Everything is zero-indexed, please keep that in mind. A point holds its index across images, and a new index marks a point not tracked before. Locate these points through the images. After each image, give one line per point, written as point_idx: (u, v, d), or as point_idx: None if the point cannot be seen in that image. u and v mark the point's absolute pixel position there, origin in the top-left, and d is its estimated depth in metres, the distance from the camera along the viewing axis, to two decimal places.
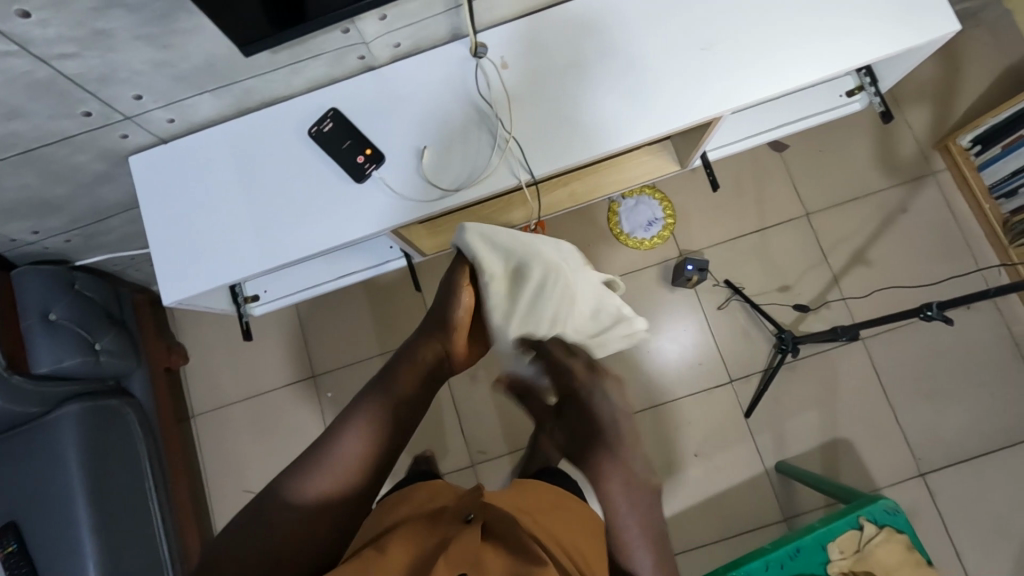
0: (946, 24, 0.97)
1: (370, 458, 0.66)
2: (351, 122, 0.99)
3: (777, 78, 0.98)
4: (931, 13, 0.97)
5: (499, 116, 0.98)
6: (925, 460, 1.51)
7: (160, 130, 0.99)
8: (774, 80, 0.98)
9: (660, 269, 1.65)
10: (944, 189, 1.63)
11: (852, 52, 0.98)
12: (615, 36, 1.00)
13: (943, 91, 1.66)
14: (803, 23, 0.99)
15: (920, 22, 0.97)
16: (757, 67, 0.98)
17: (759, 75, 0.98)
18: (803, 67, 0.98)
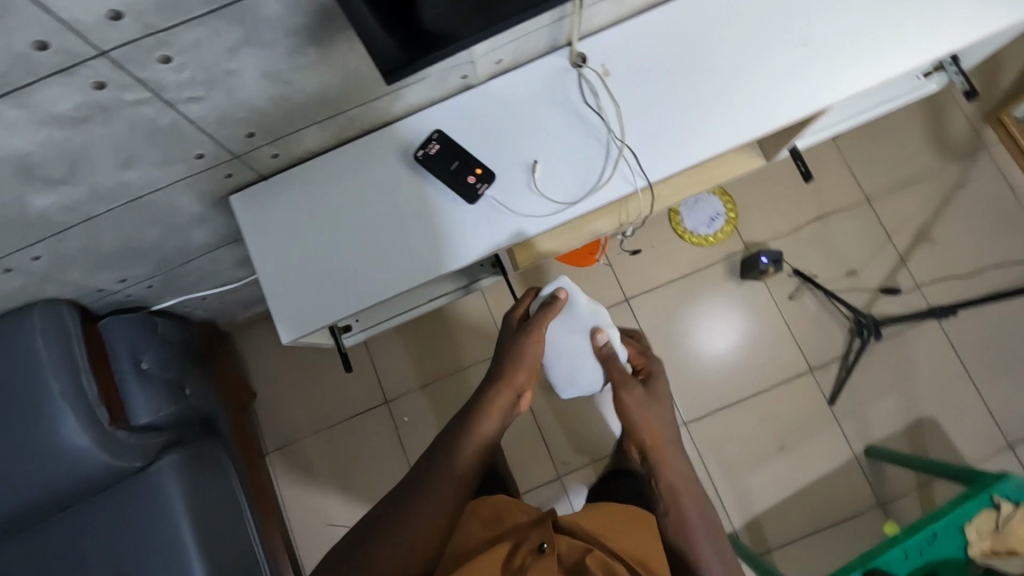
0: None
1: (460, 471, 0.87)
2: (458, 143, 0.98)
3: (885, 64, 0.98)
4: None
5: (608, 125, 0.97)
6: (1012, 433, 1.52)
7: (262, 166, 0.97)
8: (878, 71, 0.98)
9: (727, 263, 1.64)
10: (1000, 163, 1.65)
11: (955, 33, 0.98)
12: (712, 37, 1.00)
13: (988, 65, 1.68)
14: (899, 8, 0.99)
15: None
16: (865, 56, 0.98)
17: (866, 64, 0.98)
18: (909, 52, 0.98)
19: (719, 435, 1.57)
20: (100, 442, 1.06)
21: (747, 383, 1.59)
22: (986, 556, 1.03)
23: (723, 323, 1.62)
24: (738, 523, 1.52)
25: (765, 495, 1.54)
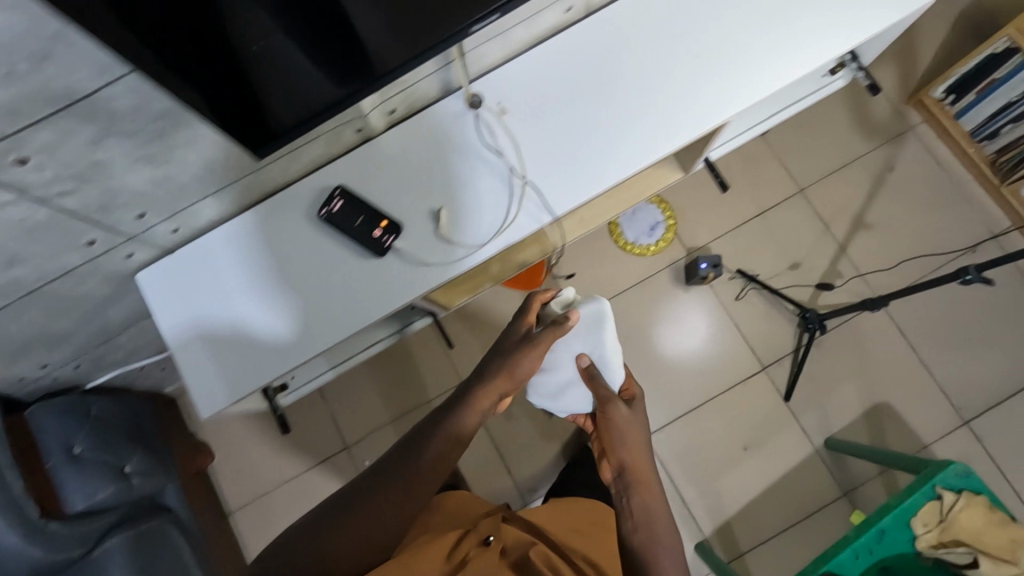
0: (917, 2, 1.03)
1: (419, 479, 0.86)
2: (362, 196, 0.97)
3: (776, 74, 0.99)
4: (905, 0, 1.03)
5: (510, 164, 0.96)
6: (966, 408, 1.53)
7: (165, 241, 0.96)
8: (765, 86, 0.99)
9: (671, 270, 1.64)
10: (926, 142, 1.66)
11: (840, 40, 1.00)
12: (603, 63, 1.00)
13: (904, 48, 1.71)
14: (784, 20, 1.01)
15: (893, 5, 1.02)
16: (756, 70, 1.00)
17: (758, 78, 0.99)
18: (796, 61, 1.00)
19: (682, 444, 1.56)
20: (32, 537, 1.03)
21: (705, 387, 1.58)
22: (933, 548, 1.03)
23: (673, 329, 1.62)
24: (709, 530, 1.51)
25: (733, 499, 1.53)
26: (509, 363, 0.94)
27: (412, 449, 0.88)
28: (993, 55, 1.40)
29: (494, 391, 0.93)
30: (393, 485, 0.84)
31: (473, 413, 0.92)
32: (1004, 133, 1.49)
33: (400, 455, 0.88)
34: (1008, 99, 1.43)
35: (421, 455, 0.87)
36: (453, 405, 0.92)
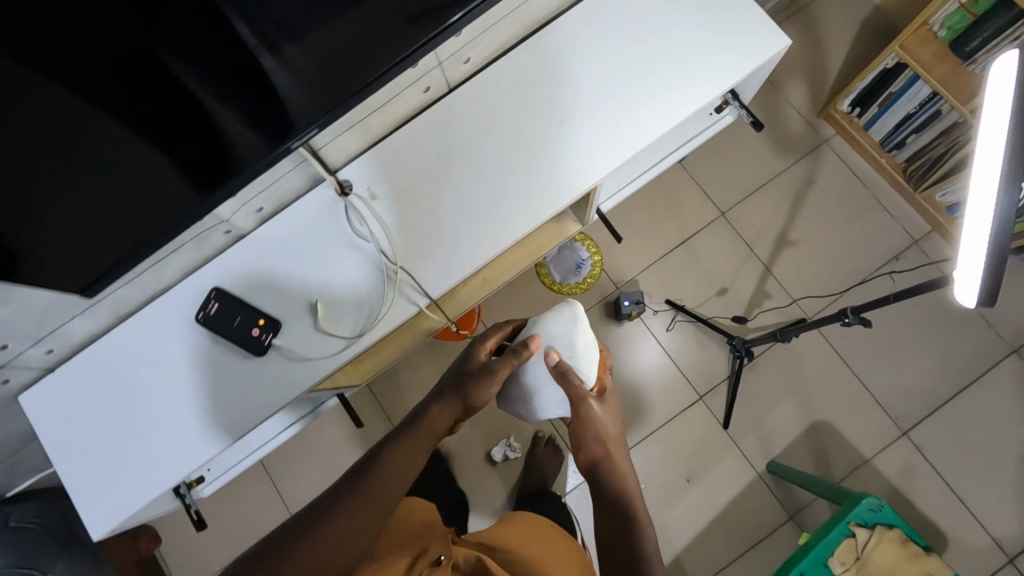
0: (775, 40, 0.97)
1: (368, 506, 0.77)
2: (238, 296, 0.96)
3: (633, 136, 0.97)
4: (764, 39, 0.97)
5: (383, 250, 0.96)
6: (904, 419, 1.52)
7: (41, 361, 0.94)
8: (624, 149, 0.97)
9: (601, 306, 1.63)
10: (840, 154, 1.67)
11: (696, 93, 0.97)
12: (467, 137, 0.98)
13: (812, 60, 1.71)
14: (639, 75, 0.98)
15: (751, 47, 0.97)
16: (613, 132, 0.97)
17: (616, 141, 0.97)
18: (653, 119, 0.97)
19: None
20: None
21: (644, 421, 1.58)
22: None
23: (608, 364, 1.61)
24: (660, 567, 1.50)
25: (682, 533, 1.52)
26: (463, 390, 0.88)
27: (371, 467, 0.81)
28: (887, 71, 1.41)
29: (453, 412, 0.87)
30: (351, 504, 0.77)
31: (427, 437, 0.85)
32: (909, 144, 1.50)
33: (359, 476, 0.81)
34: (907, 111, 1.43)
35: (371, 475, 0.80)
36: (407, 426, 0.85)
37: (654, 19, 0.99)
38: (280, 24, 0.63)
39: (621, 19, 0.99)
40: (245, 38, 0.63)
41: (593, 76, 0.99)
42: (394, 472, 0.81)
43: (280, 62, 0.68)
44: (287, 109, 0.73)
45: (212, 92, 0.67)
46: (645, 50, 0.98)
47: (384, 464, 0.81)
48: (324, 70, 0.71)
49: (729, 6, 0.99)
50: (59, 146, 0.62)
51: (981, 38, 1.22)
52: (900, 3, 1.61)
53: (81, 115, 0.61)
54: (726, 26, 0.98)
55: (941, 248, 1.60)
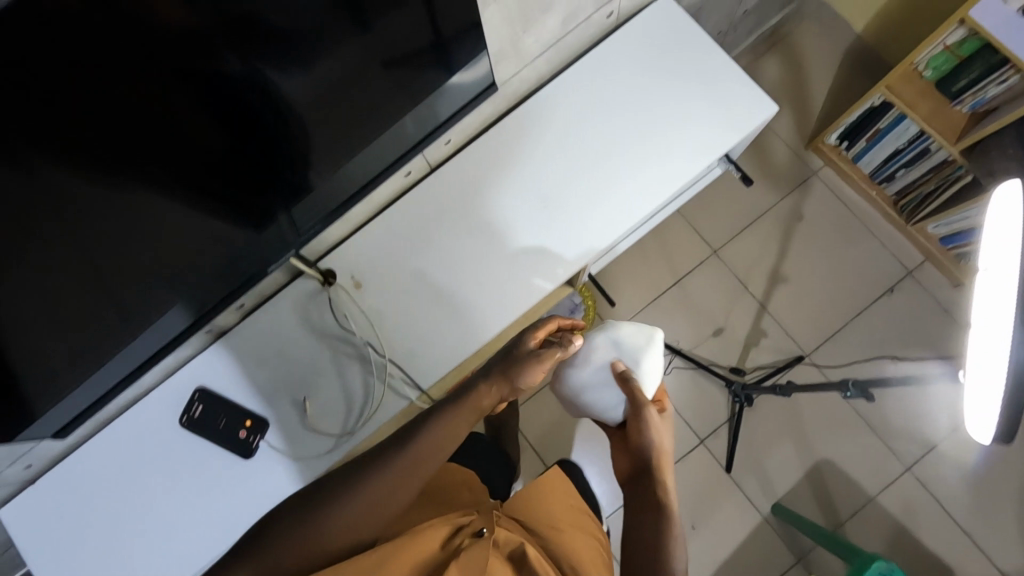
0: (760, 110, 0.96)
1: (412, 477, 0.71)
2: (223, 398, 0.93)
3: (621, 212, 0.95)
4: (748, 110, 0.96)
5: (372, 343, 0.94)
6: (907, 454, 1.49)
7: (17, 477, 0.90)
8: (613, 226, 0.94)
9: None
10: (830, 185, 1.64)
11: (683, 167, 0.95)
12: (452, 220, 0.96)
13: (796, 90, 1.68)
14: (625, 149, 0.96)
15: (737, 118, 0.96)
16: (600, 209, 0.95)
17: (604, 219, 0.95)
18: (641, 194, 0.95)
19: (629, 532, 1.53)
20: None
21: None
22: None
23: None
24: None
25: None
26: (507, 368, 0.78)
27: (413, 435, 0.73)
28: (872, 109, 1.39)
29: (504, 387, 0.78)
30: (390, 469, 0.71)
31: (469, 413, 0.76)
32: (899, 177, 1.48)
33: (399, 442, 0.73)
34: (895, 147, 1.42)
35: (410, 444, 0.73)
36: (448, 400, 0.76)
37: (637, 90, 0.97)
38: (267, 90, 0.61)
39: (603, 93, 0.98)
40: (231, 77, 0.57)
41: (578, 151, 0.96)
42: (437, 443, 0.73)
43: (275, 124, 0.65)
44: (285, 163, 0.71)
45: (214, 167, 0.64)
46: (629, 123, 0.96)
47: (429, 431, 0.73)
48: (314, 124, 0.69)
49: (713, 75, 0.97)
50: (71, 189, 0.53)
51: (966, 80, 1.20)
52: (882, 32, 1.59)
53: (97, 223, 0.58)
54: (710, 97, 0.97)
55: (936, 277, 1.58)
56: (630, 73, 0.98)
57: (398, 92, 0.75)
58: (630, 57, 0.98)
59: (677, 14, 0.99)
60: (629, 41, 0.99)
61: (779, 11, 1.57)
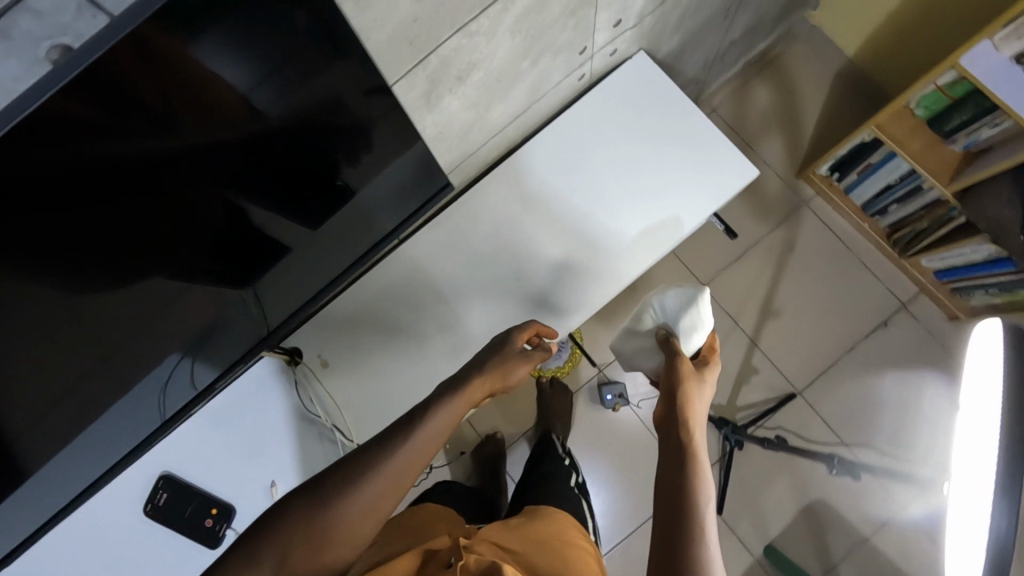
0: (740, 174, 0.92)
1: (423, 449, 0.69)
2: (190, 482, 0.90)
3: (596, 286, 0.91)
4: (728, 177, 0.92)
5: (338, 425, 0.92)
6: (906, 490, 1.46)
7: None
8: (587, 300, 0.91)
9: (583, 391, 1.57)
10: (821, 216, 1.60)
11: (659, 238, 0.91)
12: (422, 293, 0.93)
13: (788, 115, 1.62)
14: (599, 218, 0.92)
15: (717, 184, 0.92)
16: (575, 283, 0.91)
17: (579, 293, 0.91)
18: (616, 265, 0.91)
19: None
20: None
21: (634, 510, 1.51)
22: None
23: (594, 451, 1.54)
24: None
25: None
26: (500, 359, 0.80)
27: (412, 420, 0.70)
28: (863, 144, 1.35)
29: (497, 378, 0.80)
30: (401, 450, 0.67)
31: (463, 402, 0.76)
32: (891, 212, 1.44)
33: (400, 426, 0.70)
34: (887, 182, 1.37)
35: (419, 425, 0.70)
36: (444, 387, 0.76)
37: (612, 157, 0.94)
38: (260, 156, 0.56)
39: (577, 160, 0.94)
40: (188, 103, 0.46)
41: (552, 222, 0.93)
42: (439, 428, 0.71)
43: (281, 181, 0.62)
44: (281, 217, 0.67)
45: (211, 226, 0.60)
46: (604, 191, 0.93)
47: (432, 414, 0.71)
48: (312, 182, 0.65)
49: (691, 138, 0.94)
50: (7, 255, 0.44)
51: (960, 120, 1.15)
52: (874, 57, 1.53)
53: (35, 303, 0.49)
54: (688, 161, 0.93)
55: (931, 310, 1.54)
56: (604, 141, 0.95)
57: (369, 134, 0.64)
58: (605, 124, 0.95)
59: (655, 79, 0.96)
60: (603, 107, 0.95)
61: (768, 36, 1.51)
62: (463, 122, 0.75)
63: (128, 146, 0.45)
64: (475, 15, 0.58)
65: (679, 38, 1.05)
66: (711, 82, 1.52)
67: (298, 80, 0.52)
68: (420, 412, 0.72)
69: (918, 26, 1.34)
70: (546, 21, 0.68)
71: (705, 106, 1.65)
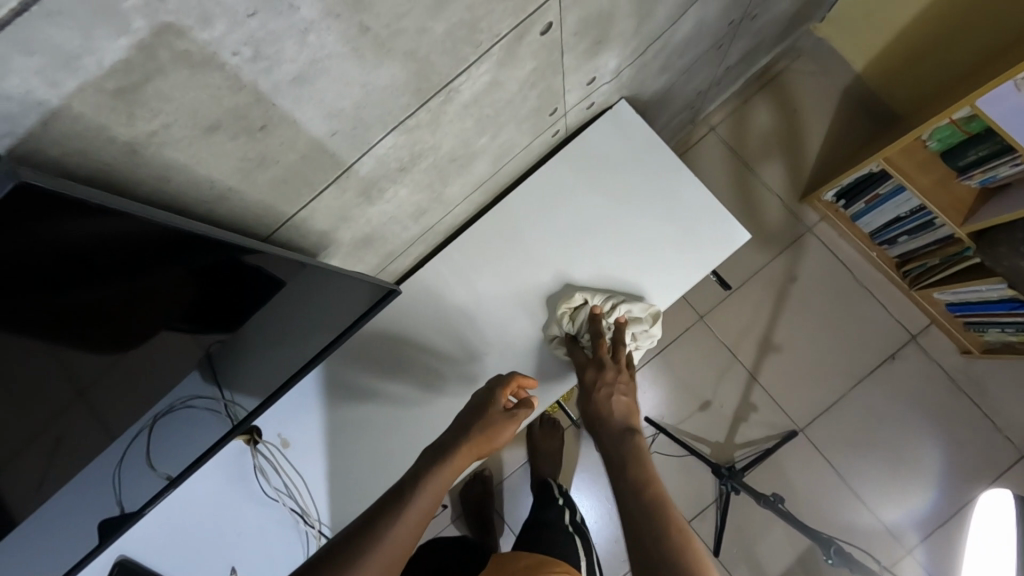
0: (727, 238, 0.85)
1: (416, 531, 0.61)
2: (149, 567, 0.83)
3: (569, 364, 0.85)
4: (714, 241, 0.84)
5: (296, 507, 0.86)
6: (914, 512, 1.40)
7: None
8: (561, 380, 0.85)
9: (573, 427, 1.51)
10: (826, 242, 1.51)
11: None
12: (387, 367, 0.88)
13: (791, 136, 1.54)
14: (575, 288, 0.85)
15: (701, 249, 0.85)
16: (547, 360, 0.85)
17: (552, 371, 0.85)
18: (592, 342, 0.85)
19: None
20: None
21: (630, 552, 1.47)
22: None
23: (588, 492, 1.49)
24: None
25: None
26: (485, 425, 0.72)
27: (401, 499, 0.62)
28: (871, 174, 1.26)
29: (486, 443, 0.71)
30: (391, 531, 0.59)
31: (453, 472, 0.68)
32: (901, 243, 1.35)
33: (384, 507, 0.61)
34: (896, 215, 1.28)
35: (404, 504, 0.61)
36: (430, 458, 0.67)
37: (589, 220, 0.87)
38: (204, 250, 0.44)
39: (552, 224, 0.88)
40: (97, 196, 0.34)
41: (524, 293, 0.87)
42: (427, 507, 0.63)
43: (230, 293, 0.53)
44: (233, 320, 0.59)
45: (160, 315, 0.48)
46: (579, 258, 0.86)
47: (420, 490, 0.63)
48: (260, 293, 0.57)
49: (677, 196, 0.86)
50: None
51: (976, 157, 1.06)
52: (883, 73, 1.43)
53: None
54: (675, 222, 0.86)
55: (942, 343, 1.46)
56: (580, 201, 0.88)
57: (321, 233, 0.58)
58: (581, 182, 0.88)
59: (635, 133, 0.88)
60: (579, 164, 0.88)
61: (769, 54, 1.41)
62: (418, 201, 0.68)
63: (72, 236, 0.34)
64: (411, 111, 0.51)
65: (666, 77, 0.97)
66: (708, 104, 1.43)
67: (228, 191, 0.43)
68: (405, 490, 0.63)
69: (931, 46, 1.24)
70: (502, 98, 0.61)
71: (703, 126, 1.56)
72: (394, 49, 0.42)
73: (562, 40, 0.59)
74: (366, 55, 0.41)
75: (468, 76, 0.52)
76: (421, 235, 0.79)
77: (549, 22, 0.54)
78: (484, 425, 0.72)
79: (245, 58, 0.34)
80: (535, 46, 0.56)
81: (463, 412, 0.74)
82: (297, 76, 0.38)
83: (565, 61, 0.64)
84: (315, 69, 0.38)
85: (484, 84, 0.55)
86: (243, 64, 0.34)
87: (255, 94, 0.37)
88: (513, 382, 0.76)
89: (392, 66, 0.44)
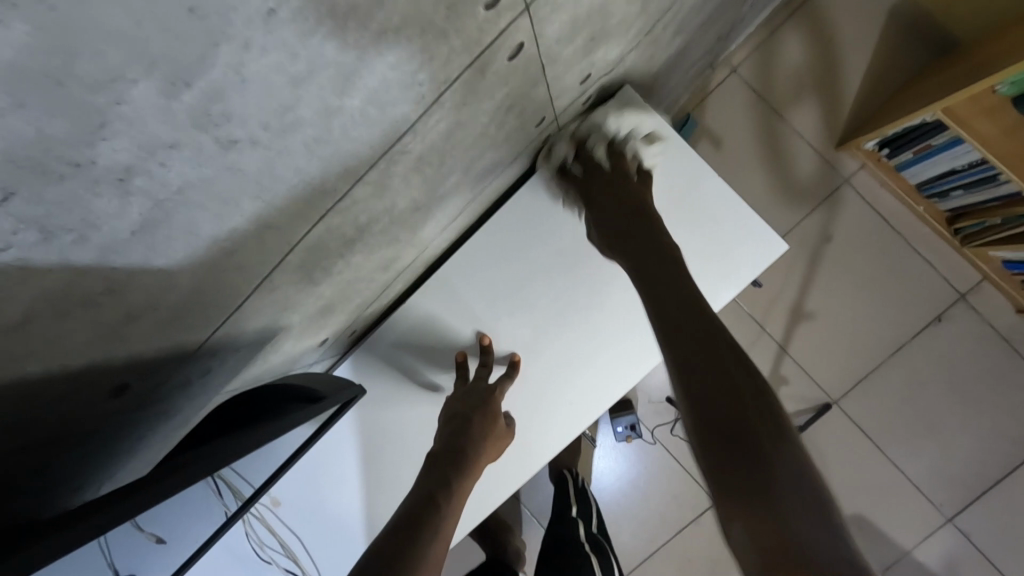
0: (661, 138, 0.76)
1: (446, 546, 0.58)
2: None
3: (579, 411, 0.79)
4: (747, 248, 0.74)
5: (293, 568, 0.81)
6: (961, 484, 1.33)
7: None
8: (564, 424, 0.80)
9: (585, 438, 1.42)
10: (865, 195, 1.35)
11: None
12: (385, 411, 0.81)
13: (826, 73, 1.33)
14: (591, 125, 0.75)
15: (732, 268, 0.74)
16: (566, 405, 0.79)
17: (559, 412, 0.79)
18: (742, 237, 0.75)
19: None
20: None
21: (653, 533, 1.42)
22: None
23: (609, 475, 1.44)
24: None
25: None
26: (486, 435, 0.72)
27: (428, 524, 0.58)
28: (925, 123, 1.08)
29: (490, 453, 0.72)
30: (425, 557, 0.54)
31: (466, 484, 0.67)
32: (953, 197, 1.18)
33: (412, 527, 0.57)
34: (951, 167, 1.11)
35: (434, 532, 0.57)
36: (441, 471, 0.66)
37: (614, 278, 0.77)
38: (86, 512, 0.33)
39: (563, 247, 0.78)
40: None
41: (530, 326, 0.79)
42: (451, 529, 0.60)
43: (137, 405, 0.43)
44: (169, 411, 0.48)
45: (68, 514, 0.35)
46: (600, 319, 0.77)
47: (445, 514, 0.60)
48: (164, 412, 0.48)
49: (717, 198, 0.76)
50: None
51: None
52: None
53: None
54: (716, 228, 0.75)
55: (995, 300, 1.32)
56: (584, 305, 0.78)
57: (252, 329, 0.47)
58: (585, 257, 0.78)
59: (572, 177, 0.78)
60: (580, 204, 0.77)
61: None
62: (381, 258, 0.56)
63: None
64: (341, 194, 0.38)
65: (678, 42, 0.80)
66: (728, 45, 1.22)
67: (95, 349, 0.32)
68: (436, 505, 0.61)
69: None
70: (469, 137, 0.47)
71: (723, 69, 1.35)
72: (291, 147, 0.29)
73: (541, 54, 0.44)
74: (247, 169, 0.28)
75: (416, 131, 0.39)
76: (396, 276, 0.67)
77: (520, 41, 0.39)
78: (483, 431, 0.72)
79: (29, 245, 0.22)
80: (503, 72, 0.42)
81: (458, 417, 0.73)
82: (139, 228, 0.26)
83: (548, 72, 0.49)
84: (165, 211, 0.26)
85: (441, 132, 0.42)
86: (30, 252, 0.22)
87: (74, 269, 0.25)
88: (499, 388, 0.76)
89: (292, 164, 0.31)
